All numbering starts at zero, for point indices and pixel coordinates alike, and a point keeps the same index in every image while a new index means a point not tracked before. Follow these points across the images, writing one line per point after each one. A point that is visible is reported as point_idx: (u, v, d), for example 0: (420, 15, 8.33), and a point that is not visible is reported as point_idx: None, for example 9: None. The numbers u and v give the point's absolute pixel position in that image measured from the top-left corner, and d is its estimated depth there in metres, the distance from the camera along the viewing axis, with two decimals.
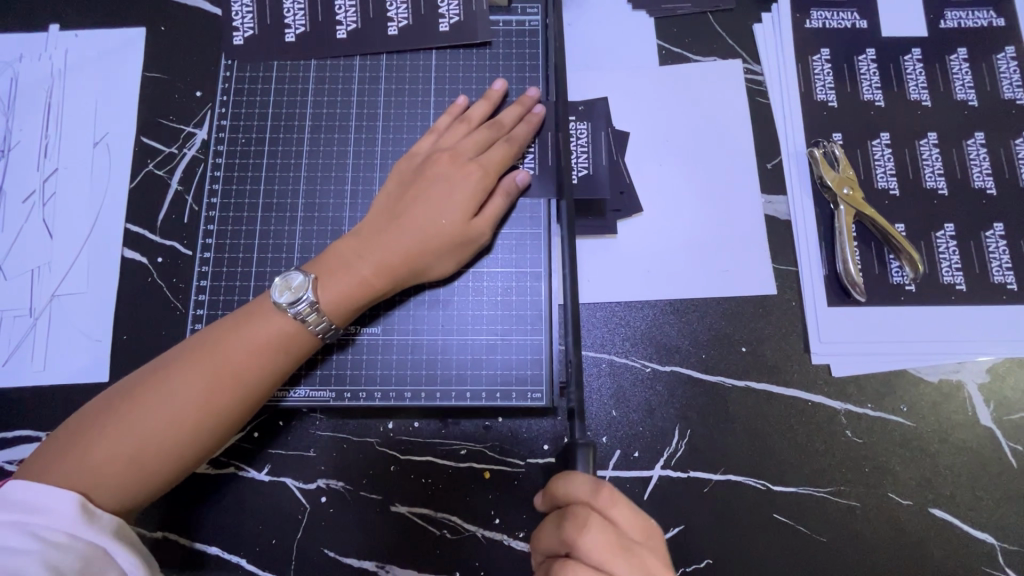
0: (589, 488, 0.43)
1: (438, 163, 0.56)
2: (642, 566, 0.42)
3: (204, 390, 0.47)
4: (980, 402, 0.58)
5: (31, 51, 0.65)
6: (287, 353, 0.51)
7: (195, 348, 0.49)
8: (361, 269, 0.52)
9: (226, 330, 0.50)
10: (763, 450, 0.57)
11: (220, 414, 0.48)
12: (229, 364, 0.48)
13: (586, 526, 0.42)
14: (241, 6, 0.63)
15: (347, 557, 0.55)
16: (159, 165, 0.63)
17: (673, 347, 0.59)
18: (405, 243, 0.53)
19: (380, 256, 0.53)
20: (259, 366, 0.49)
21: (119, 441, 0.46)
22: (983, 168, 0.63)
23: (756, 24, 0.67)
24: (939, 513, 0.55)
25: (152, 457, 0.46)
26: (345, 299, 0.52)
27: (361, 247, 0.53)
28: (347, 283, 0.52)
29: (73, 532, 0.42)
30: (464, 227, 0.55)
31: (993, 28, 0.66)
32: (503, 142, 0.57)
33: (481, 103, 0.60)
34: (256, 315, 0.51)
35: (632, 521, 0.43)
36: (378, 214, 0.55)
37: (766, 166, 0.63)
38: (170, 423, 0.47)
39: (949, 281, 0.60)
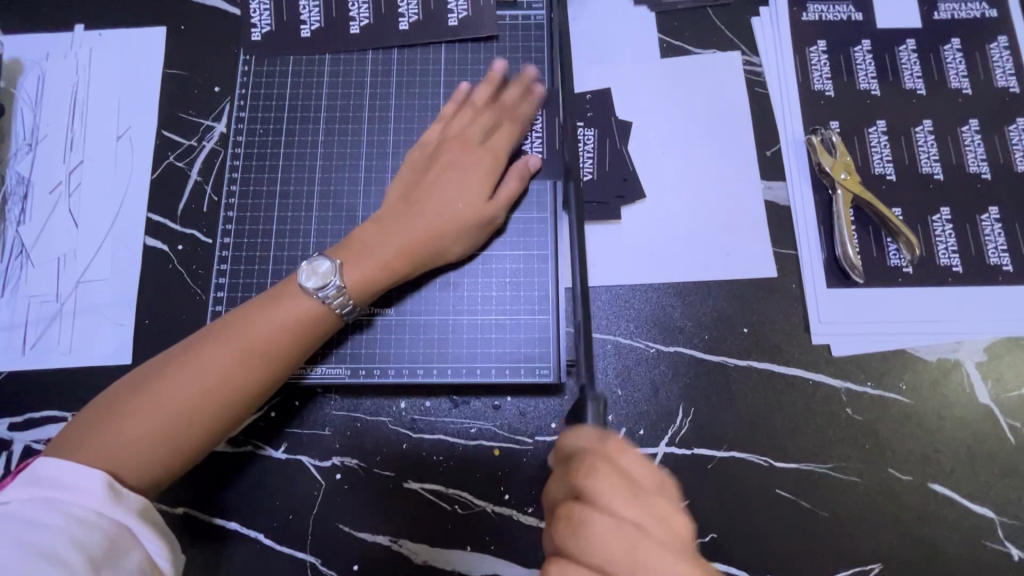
0: (596, 439, 0.44)
1: (451, 151, 0.59)
2: (648, 510, 0.42)
3: (230, 368, 0.50)
4: (977, 380, 0.59)
5: (57, 50, 0.68)
6: (310, 333, 0.53)
7: (223, 329, 0.51)
8: (383, 253, 0.55)
9: (251, 311, 0.52)
10: (765, 427, 0.58)
11: (246, 392, 0.50)
12: (255, 343, 0.51)
13: (595, 470, 0.43)
14: (260, 5, 0.66)
15: (361, 533, 0.57)
16: (180, 157, 0.65)
17: (676, 328, 0.61)
18: (424, 226, 0.56)
19: (401, 241, 0.55)
20: (284, 346, 0.52)
21: (151, 417, 0.48)
22: (977, 154, 0.64)
23: (754, 17, 0.69)
24: (938, 488, 0.57)
25: (180, 432, 0.48)
26: (370, 281, 0.54)
27: (383, 232, 0.56)
28: (372, 266, 0.54)
29: (100, 511, 0.43)
30: (481, 209, 0.57)
31: (985, 19, 0.68)
32: (511, 128, 0.61)
33: (486, 90, 0.62)
34: (280, 297, 0.53)
35: (637, 465, 0.44)
36: (396, 201, 0.58)
37: (766, 153, 0.65)
38: (197, 400, 0.49)
39: (945, 263, 0.62)
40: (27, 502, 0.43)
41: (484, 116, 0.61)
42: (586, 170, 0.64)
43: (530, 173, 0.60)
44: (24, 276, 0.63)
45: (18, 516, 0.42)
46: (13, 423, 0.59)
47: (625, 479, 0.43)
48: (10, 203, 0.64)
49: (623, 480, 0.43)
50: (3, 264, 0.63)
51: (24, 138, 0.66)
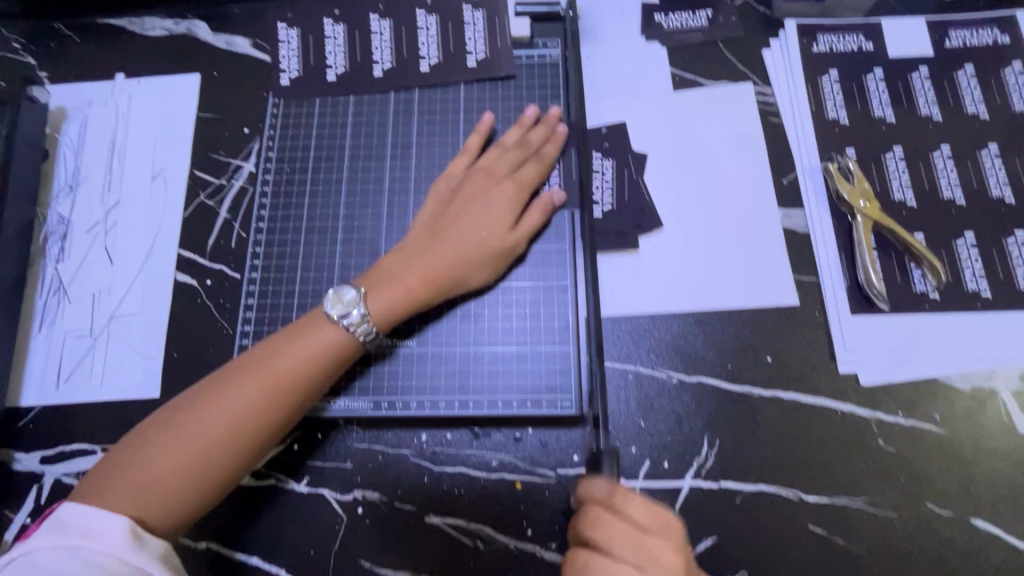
0: (606, 489, 0.46)
1: (476, 181, 0.61)
2: (656, 558, 0.43)
3: (250, 397, 0.50)
4: (1015, 409, 0.57)
5: (99, 98, 0.72)
6: (333, 361, 0.53)
7: (251, 360, 0.52)
8: (407, 280, 0.56)
9: (277, 343, 0.53)
10: (794, 460, 0.57)
11: (267, 422, 0.50)
12: (281, 372, 0.51)
13: (603, 525, 0.44)
14: (289, 52, 0.70)
15: (382, 569, 0.56)
16: (210, 195, 0.68)
17: (698, 357, 0.60)
18: (445, 253, 0.57)
19: (425, 268, 0.56)
20: (308, 374, 0.52)
21: (177, 450, 0.48)
22: (999, 178, 0.64)
23: (764, 50, 0.71)
24: (980, 524, 0.54)
25: (197, 464, 0.48)
26: (392, 308, 0.55)
27: (406, 261, 0.57)
28: (394, 293, 0.55)
29: (124, 559, 0.43)
30: (502, 238, 0.58)
31: (997, 45, 0.69)
32: (532, 161, 0.62)
33: (514, 130, 0.64)
34: (307, 327, 0.54)
35: (647, 513, 0.45)
36: (418, 232, 0.59)
37: (782, 181, 0.66)
38: (216, 430, 0.49)
39: (973, 289, 0.61)
40: (52, 551, 0.43)
41: (513, 150, 0.62)
42: (606, 201, 0.65)
43: (553, 208, 0.61)
44: (61, 311, 0.65)
45: (45, 565, 0.42)
46: (44, 456, 0.60)
47: (631, 530, 0.44)
48: (50, 242, 0.67)
49: (630, 529, 0.44)
50: (41, 301, 0.65)
51: (66, 181, 0.70)
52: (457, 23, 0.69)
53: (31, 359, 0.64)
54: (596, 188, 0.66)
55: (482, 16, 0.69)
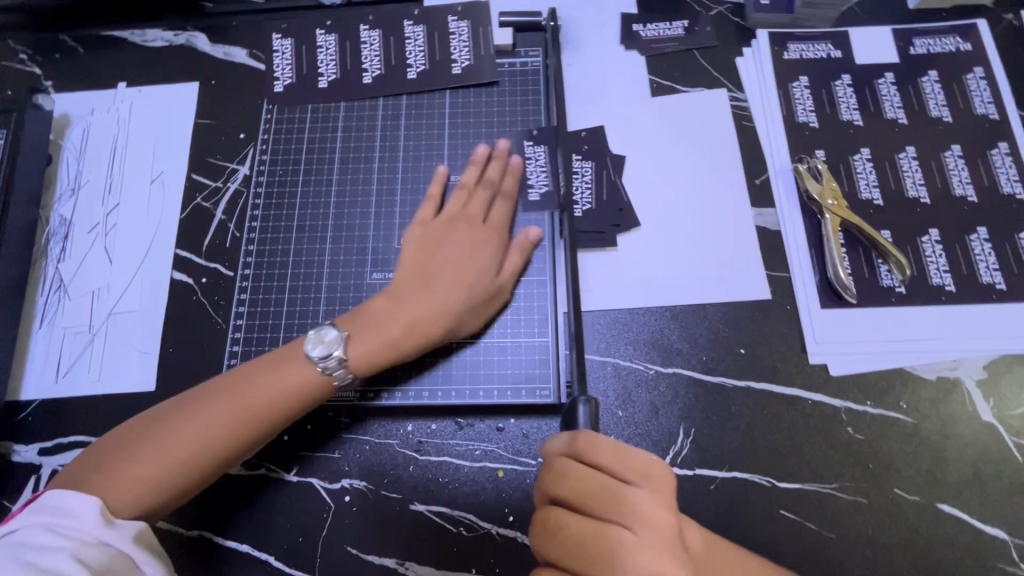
0: (565, 442, 0.48)
1: (456, 222, 0.62)
2: (622, 504, 0.44)
3: (236, 416, 0.52)
4: (979, 397, 0.59)
5: (101, 106, 0.76)
6: (308, 397, 0.55)
7: (234, 383, 0.54)
8: (392, 329, 0.57)
9: (261, 371, 0.55)
10: (767, 448, 0.59)
11: (246, 441, 0.53)
12: (258, 401, 0.53)
13: (566, 478, 0.46)
14: (283, 61, 0.73)
15: (369, 554, 0.57)
16: (206, 198, 0.71)
17: (674, 349, 0.63)
18: (432, 300, 0.58)
19: (410, 317, 0.57)
20: (283, 406, 0.54)
21: (148, 461, 0.50)
22: (962, 177, 0.67)
23: (737, 57, 0.75)
24: (946, 508, 0.56)
25: (178, 472, 0.51)
26: (376, 356, 0.56)
27: (391, 308, 0.58)
28: (378, 342, 0.56)
29: (100, 536, 0.46)
30: (481, 283, 0.60)
31: (959, 52, 0.73)
32: (503, 199, 0.64)
33: (494, 165, 0.66)
34: (292, 359, 0.56)
35: (614, 458, 0.46)
36: (403, 275, 0.60)
37: (754, 182, 0.69)
38: (201, 442, 0.51)
39: (938, 283, 0.63)
40: (30, 527, 0.45)
41: (489, 191, 0.64)
42: (586, 199, 0.68)
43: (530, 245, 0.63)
44: (62, 309, 0.67)
45: (24, 540, 0.44)
46: (42, 448, 0.62)
47: (596, 478, 0.45)
48: (52, 243, 0.70)
49: (594, 477, 0.46)
50: (43, 299, 0.68)
51: (69, 185, 0.72)
52: (443, 33, 0.72)
53: (32, 355, 0.66)
54: (577, 189, 0.69)
55: (467, 26, 0.72)
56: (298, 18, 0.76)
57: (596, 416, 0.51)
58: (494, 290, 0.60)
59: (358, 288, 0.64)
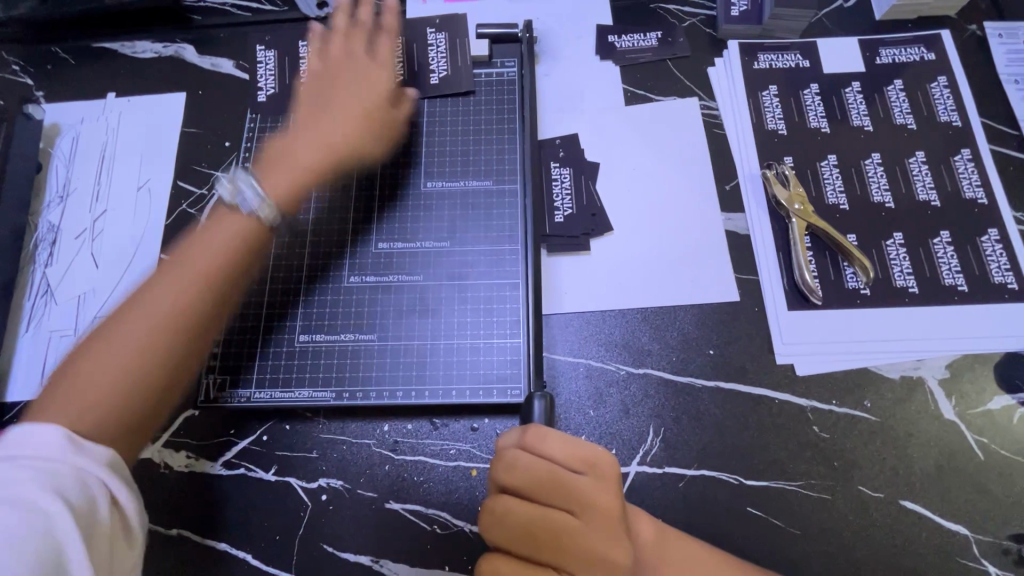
0: (518, 436, 0.49)
1: (343, 72, 0.68)
2: (573, 493, 0.47)
3: (176, 292, 0.52)
4: (942, 396, 0.61)
5: (90, 115, 0.78)
6: (245, 242, 0.57)
7: (170, 266, 0.54)
8: (308, 158, 0.63)
9: (189, 244, 0.56)
10: (734, 446, 0.60)
11: (196, 301, 0.53)
12: (200, 260, 0.55)
13: (519, 468, 0.47)
14: (266, 73, 0.75)
15: (345, 552, 0.59)
16: (191, 204, 0.72)
17: (645, 350, 0.64)
18: (337, 129, 0.65)
19: (321, 141, 0.64)
20: (224, 255, 0.56)
21: (101, 360, 0.49)
22: (926, 183, 0.69)
23: (709, 67, 0.77)
24: (908, 504, 0.57)
25: (138, 383, 0.50)
26: (291, 186, 0.61)
27: (303, 143, 0.64)
28: (291, 168, 0.62)
29: (69, 462, 0.43)
30: (378, 114, 0.67)
31: (923, 61, 0.75)
32: (389, 45, 0.70)
33: (384, 34, 0.71)
34: (215, 223, 0.58)
35: (565, 451, 0.48)
36: (312, 127, 0.65)
37: (725, 188, 0.70)
38: (149, 349, 0.50)
39: (901, 285, 0.65)
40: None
41: (361, 43, 0.70)
42: (566, 206, 0.70)
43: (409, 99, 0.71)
44: (48, 313, 0.69)
45: None
46: None
47: (549, 469, 0.47)
48: (40, 248, 0.72)
49: (547, 468, 0.47)
50: (30, 303, 0.69)
51: (57, 192, 0.74)
52: (421, 45, 0.75)
53: (18, 357, 0.67)
54: (557, 196, 0.70)
55: (445, 37, 0.75)
56: (283, 31, 0.79)
57: (552, 410, 0.55)
58: (382, 117, 0.68)
59: (336, 291, 0.66)
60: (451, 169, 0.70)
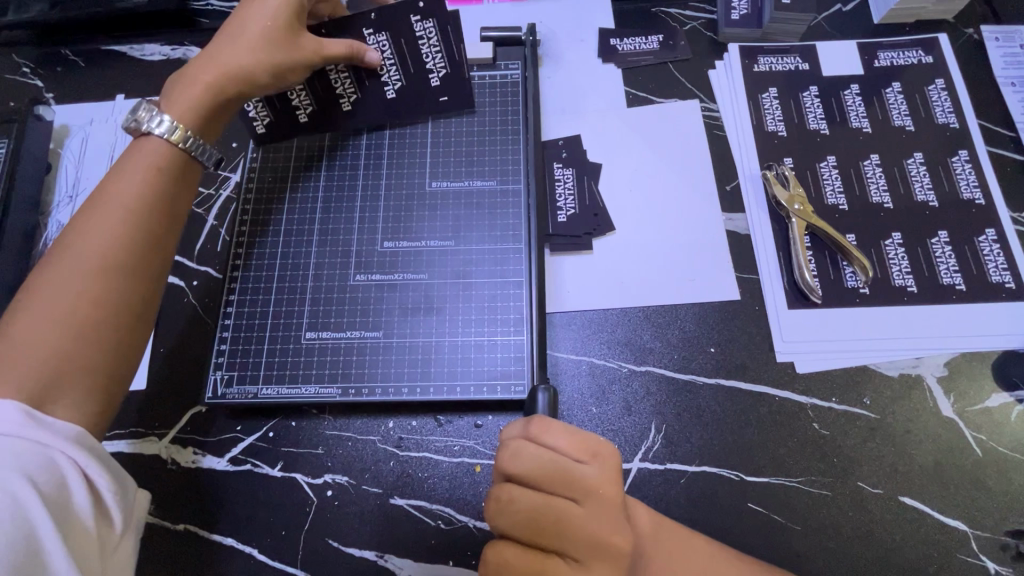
0: (521, 425, 0.50)
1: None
2: (576, 482, 0.47)
3: (110, 229, 0.51)
4: (940, 394, 0.61)
5: (99, 117, 0.79)
6: (165, 162, 0.56)
7: (88, 210, 0.53)
8: (200, 80, 0.59)
9: (106, 183, 0.54)
10: (735, 443, 0.61)
11: (136, 231, 0.52)
12: (122, 192, 0.53)
13: (523, 457, 0.48)
14: None
15: (349, 547, 0.59)
16: (199, 205, 0.74)
17: (647, 348, 0.65)
18: (232, 51, 0.60)
19: (213, 66, 0.59)
20: (151, 178, 0.55)
21: (46, 309, 0.48)
22: (924, 183, 0.70)
23: (709, 70, 0.78)
24: (907, 501, 0.58)
25: (97, 315, 0.49)
26: (184, 106, 0.58)
27: (201, 66, 0.60)
28: (187, 92, 0.59)
29: (30, 440, 0.43)
30: (277, 37, 0.60)
31: (922, 64, 0.76)
32: None
33: None
34: (127, 158, 0.56)
35: (568, 441, 0.48)
36: (214, 49, 0.61)
37: (725, 188, 0.71)
38: (88, 283, 0.49)
39: (900, 284, 0.66)
40: None
41: None
42: (569, 206, 0.71)
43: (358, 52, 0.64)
44: None
45: None
46: None
47: (552, 458, 0.48)
48: (50, 247, 0.72)
49: (550, 457, 0.48)
50: None
51: (66, 192, 0.75)
52: None
53: None
54: (560, 196, 0.71)
55: (433, 27, 0.65)
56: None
57: (555, 404, 0.55)
58: (292, 41, 0.61)
59: (342, 289, 0.67)
60: (455, 169, 0.71)
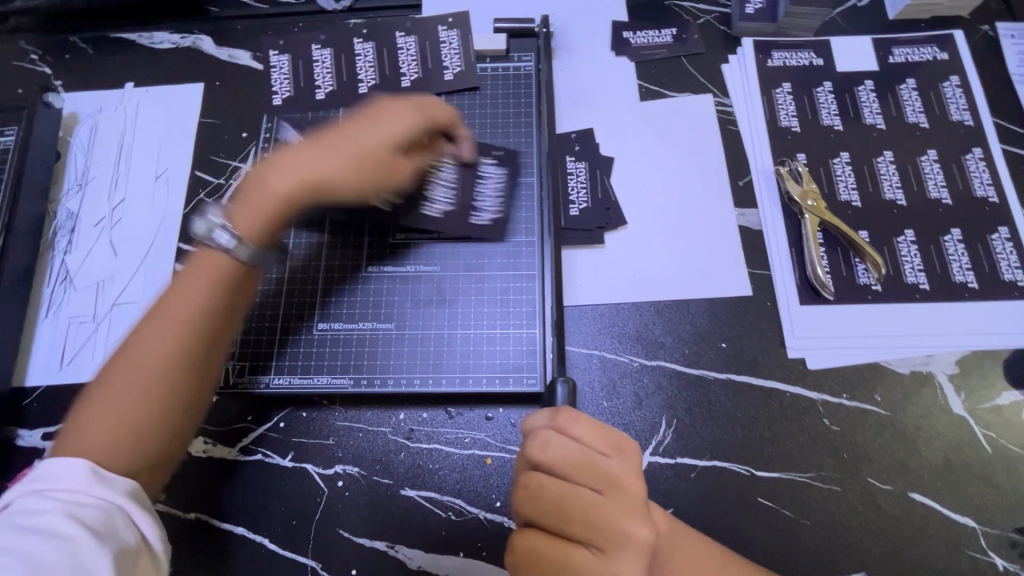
0: (549, 416, 0.50)
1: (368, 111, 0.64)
2: (603, 474, 0.47)
3: (171, 345, 0.51)
4: (951, 391, 0.62)
5: (108, 105, 0.78)
6: (229, 278, 0.54)
7: (157, 309, 0.52)
8: (282, 187, 0.58)
9: (176, 283, 0.54)
10: (746, 439, 0.61)
11: (197, 351, 0.52)
12: (188, 302, 0.52)
13: (551, 446, 0.48)
14: (281, 74, 0.76)
15: (360, 538, 0.59)
16: (209, 193, 0.73)
17: (658, 343, 0.65)
18: (324, 160, 0.59)
19: (302, 174, 0.59)
20: (214, 294, 0.53)
21: (108, 412, 0.48)
22: (937, 181, 0.69)
23: (723, 64, 0.78)
24: (917, 497, 0.58)
25: (148, 427, 0.49)
26: (263, 216, 0.57)
27: (285, 167, 0.59)
28: (267, 199, 0.57)
29: (90, 493, 0.45)
30: (377, 163, 0.61)
31: (937, 61, 0.76)
32: (416, 105, 0.64)
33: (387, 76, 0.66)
34: (199, 262, 0.55)
35: (594, 434, 0.49)
36: (301, 148, 0.61)
37: (738, 183, 0.71)
38: (142, 395, 0.49)
39: (912, 282, 0.65)
40: (25, 499, 0.44)
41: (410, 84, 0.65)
42: (581, 200, 0.70)
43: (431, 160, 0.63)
44: (67, 299, 0.70)
45: (16, 510, 0.43)
46: (47, 432, 0.64)
47: (580, 449, 0.48)
48: (59, 236, 0.72)
49: (577, 447, 0.48)
50: (49, 289, 0.70)
51: (75, 180, 0.75)
52: (434, 42, 0.76)
53: (37, 344, 0.68)
54: (572, 190, 0.71)
55: None
56: (295, 34, 0.79)
57: (573, 394, 0.57)
58: (387, 172, 0.62)
59: (354, 280, 0.67)
60: None
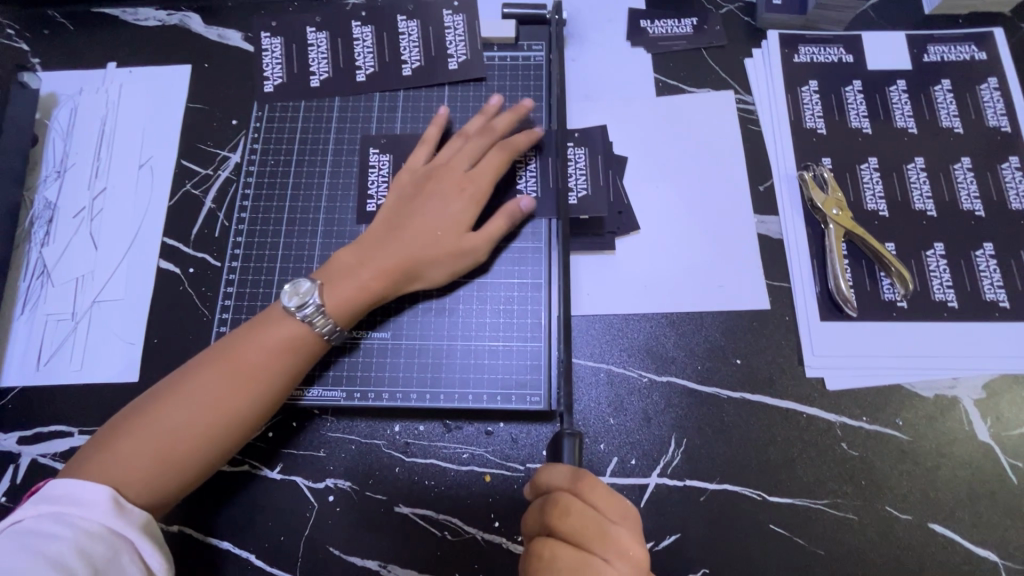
0: (570, 478, 0.48)
1: (440, 179, 0.62)
2: (616, 544, 0.46)
3: (218, 403, 0.51)
4: (977, 417, 0.58)
5: (89, 86, 0.73)
6: (295, 353, 0.54)
7: (219, 356, 0.53)
8: (362, 277, 0.57)
9: (243, 333, 0.55)
10: (759, 462, 0.58)
11: (240, 414, 0.52)
12: (248, 362, 0.53)
13: (572, 513, 0.46)
14: (273, 59, 0.71)
15: (351, 556, 0.57)
16: (196, 185, 0.69)
17: (669, 358, 0.61)
18: (404, 248, 0.58)
19: (379, 263, 0.57)
20: (275, 364, 0.53)
21: (141, 442, 0.49)
22: (971, 192, 0.65)
23: (745, 58, 0.73)
24: (938, 528, 0.55)
25: (169, 474, 0.50)
26: (346, 303, 0.56)
27: (364, 253, 0.58)
28: (350, 291, 0.56)
29: (106, 525, 0.46)
30: (454, 241, 0.59)
31: (974, 61, 0.71)
32: (495, 156, 0.62)
33: (478, 117, 0.66)
34: (271, 322, 0.55)
35: (609, 501, 0.47)
36: (378, 227, 0.60)
37: (759, 188, 0.67)
38: (177, 441, 0.50)
39: (940, 298, 0.62)
40: (40, 519, 0.45)
41: (479, 145, 0.63)
42: (579, 189, 0.65)
43: (519, 214, 0.61)
44: (45, 295, 0.66)
45: (32, 529, 0.44)
46: (22, 437, 0.61)
47: (598, 517, 0.46)
48: (36, 226, 0.68)
49: (595, 516, 0.47)
50: (25, 284, 0.66)
51: (54, 166, 0.70)
52: (438, 27, 0.71)
53: (13, 341, 0.64)
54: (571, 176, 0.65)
55: None
56: (288, 14, 0.74)
57: (579, 450, 0.51)
58: (462, 250, 0.59)
59: None
60: None
